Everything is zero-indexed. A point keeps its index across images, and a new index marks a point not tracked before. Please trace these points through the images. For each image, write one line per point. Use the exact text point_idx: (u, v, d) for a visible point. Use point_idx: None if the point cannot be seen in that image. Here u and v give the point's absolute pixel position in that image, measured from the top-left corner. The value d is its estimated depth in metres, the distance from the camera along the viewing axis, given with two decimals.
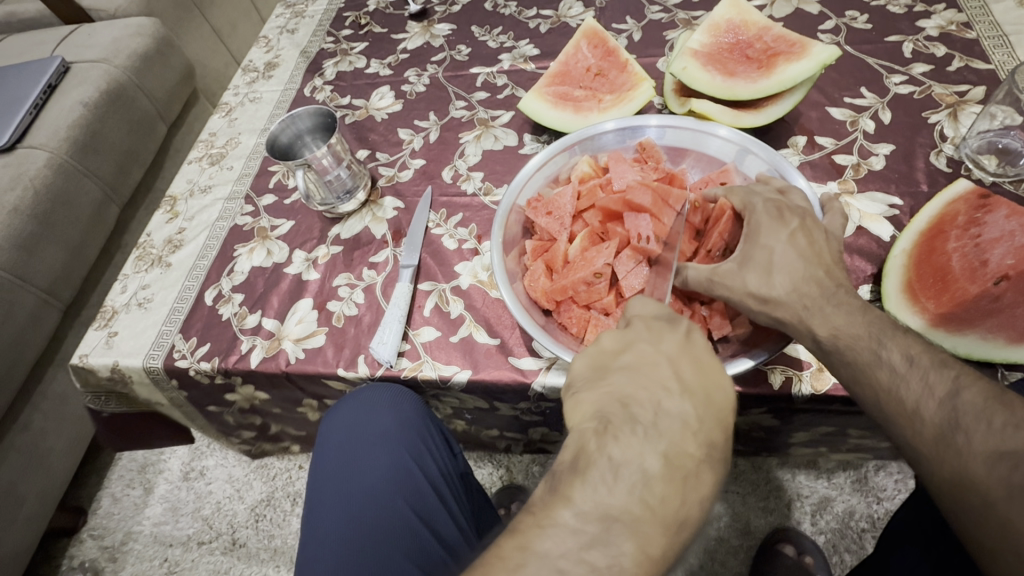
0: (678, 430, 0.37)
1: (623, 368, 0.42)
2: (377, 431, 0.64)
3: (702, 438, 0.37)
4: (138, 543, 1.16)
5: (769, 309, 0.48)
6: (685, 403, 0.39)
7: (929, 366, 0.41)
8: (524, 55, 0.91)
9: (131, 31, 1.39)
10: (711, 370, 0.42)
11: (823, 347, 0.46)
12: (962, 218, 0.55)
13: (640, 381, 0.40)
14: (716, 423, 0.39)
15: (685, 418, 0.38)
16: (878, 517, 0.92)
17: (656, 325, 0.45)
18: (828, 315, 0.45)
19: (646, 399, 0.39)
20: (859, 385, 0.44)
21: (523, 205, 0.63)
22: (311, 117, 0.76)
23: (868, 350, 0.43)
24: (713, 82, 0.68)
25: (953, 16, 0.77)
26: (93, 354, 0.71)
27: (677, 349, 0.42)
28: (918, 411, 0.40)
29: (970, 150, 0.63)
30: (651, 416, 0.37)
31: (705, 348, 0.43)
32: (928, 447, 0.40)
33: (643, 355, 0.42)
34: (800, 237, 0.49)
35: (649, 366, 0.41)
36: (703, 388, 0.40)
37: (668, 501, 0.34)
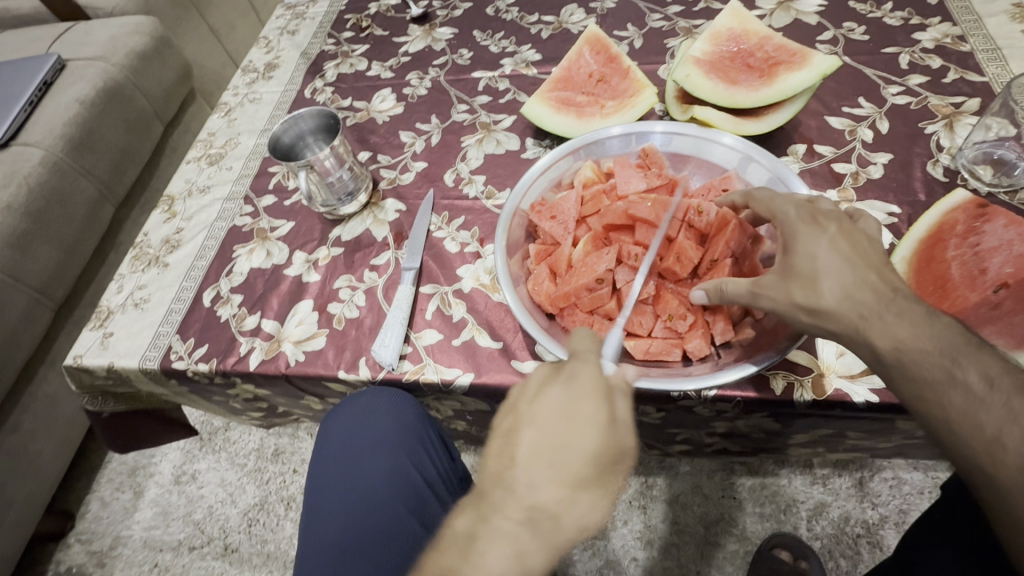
0: (511, 501, 0.40)
1: (499, 429, 0.44)
2: (375, 435, 0.64)
3: (541, 500, 0.39)
4: (127, 548, 1.14)
5: (821, 321, 0.45)
6: (529, 469, 0.40)
7: (1012, 391, 0.39)
8: (526, 61, 0.92)
9: (128, 29, 1.38)
10: (578, 424, 0.41)
11: (884, 360, 0.44)
12: (962, 227, 0.56)
13: (504, 448, 0.42)
14: (566, 484, 0.40)
15: (528, 484, 0.40)
16: (874, 522, 0.93)
17: (541, 375, 0.45)
18: (889, 326, 0.43)
19: (495, 470, 0.41)
20: (925, 406, 0.43)
21: (527, 209, 0.63)
22: (314, 119, 0.76)
23: (942, 369, 0.42)
24: (715, 90, 0.69)
25: (948, 29, 0.78)
26: (88, 355, 0.70)
27: (545, 408, 0.42)
28: (999, 439, 0.39)
29: (966, 160, 0.64)
30: (493, 485, 0.41)
31: (584, 396, 0.42)
32: (1009, 479, 0.38)
33: (516, 415, 0.44)
34: (842, 240, 0.46)
35: (515, 430, 0.42)
36: (559, 449, 0.41)
37: (490, 570, 0.38)
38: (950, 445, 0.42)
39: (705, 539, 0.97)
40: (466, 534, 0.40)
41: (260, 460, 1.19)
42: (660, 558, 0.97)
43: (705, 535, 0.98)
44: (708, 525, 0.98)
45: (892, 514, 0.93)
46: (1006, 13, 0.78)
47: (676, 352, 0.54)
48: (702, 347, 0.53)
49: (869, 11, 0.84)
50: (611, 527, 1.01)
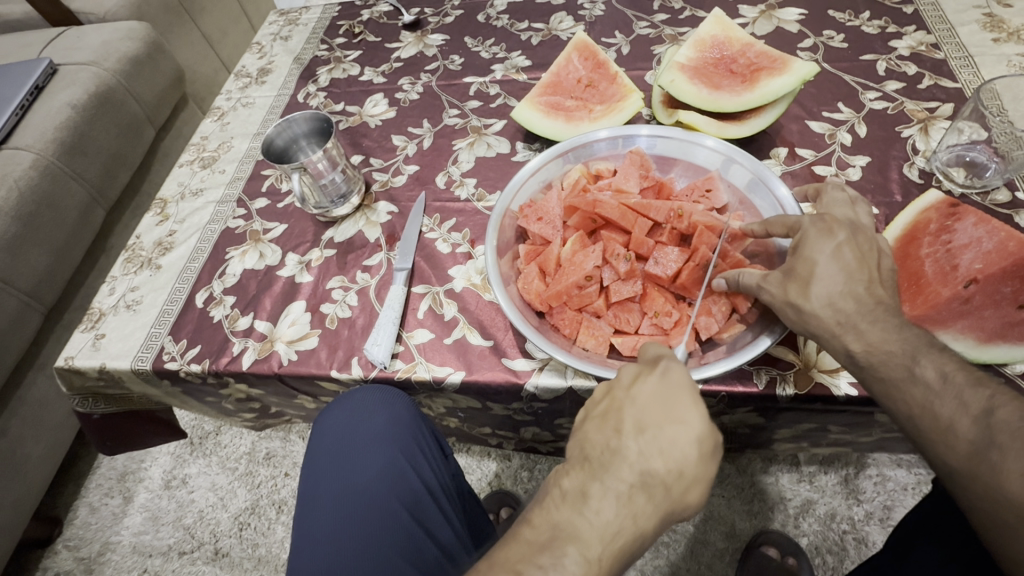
0: (619, 471, 0.41)
1: (596, 411, 0.45)
2: (369, 432, 0.64)
3: (649, 471, 0.41)
4: (116, 554, 1.13)
5: (803, 320, 0.48)
6: (637, 444, 0.41)
7: (965, 384, 0.41)
8: (516, 66, 0.94)
9: (121, 35, 1.39)
10: (678, 410, 0.42)
11: (857, 361, 0.46)
12: (934, 226, 0.59)
13: (606, 427, 0.44)
14: (672, 464, 0.40)
15: (635, 457, 0.41)
16: (859, 519, 0.95)
17: (634, 367, 0.46)
18: (862, 330, 0.46)
19: (601, 446, 0.43)
20: (890, 400, 0.45)
21: (517, 211, 0.65)
22: (307, 122, 0.77)
23: (902, 367, 0.44)
24: (699, 95, 0.71)
25: (923, 37, 0.81)
26: (79, 356, 0.70)
27: (644, 392, 0.43)
28: (952, 428, 0.41)
29: (940, 162, 0.67)
30: (600, 452, 0.42)
31: (682, 385, 0.42)
32: (961, 463, 0.40)
33: (615, 399, 0.45)
34: (847, 250, 0.47)
35: (615, 410, 0.44)
36: (662, 430, 0.41)
37: (603, 520, 0.40)
38: (915, 435, 0.44)
39: (696, 538, 0.98)
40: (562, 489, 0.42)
41: (252, 463, 1.19)
42: (650, 557, 0.98)
43: (695, 533, 0.99)
44: (698, 524, 0.99)
45: (877, 510, 0.95)
46: (978, 22, 0.81)
47: None
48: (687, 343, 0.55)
49: (847, 20, 0.87)
50: None
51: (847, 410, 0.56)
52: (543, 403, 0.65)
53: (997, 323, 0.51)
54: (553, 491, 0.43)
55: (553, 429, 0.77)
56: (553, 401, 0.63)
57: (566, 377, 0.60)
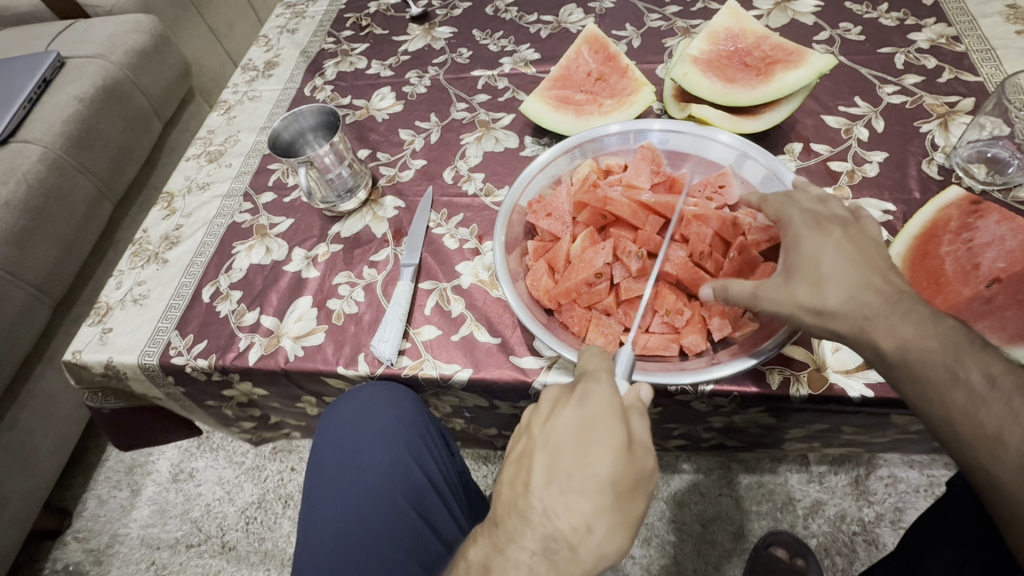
0: (527, 531, 0.40)
1: (514, 454, 0.44)
2: (379, 427, 0.64)
3: (554, 529, 0.39)
4: (124, 546, 1.14)
5: (822, 322, 0.46)
6: (542, 499, 0.40)
7: (1014, 390, 0.38)
8: (525, 60, 0.92)
9: (127, 28, 1.38)
10: (587, 454, 0.41)
11: (889, 360, 0.44)
12: (955, 223, 0.57)
13: (518, 474, 0.42)
14: (581, 514, 0.40)
15: (541, 513, 0.40)
16: (870, 520, 0.94)
17: (552, 398, 0.45)
18: (895, 325, 0.43)
19: (512, 499, 0.42)
20: (928, 403, 0.42)
21: (526, 206, 0.64)
22: (314, 116, 0.76)
23: (944, 367, 0.41)
24: (712, 89, 0.69)
25: (943, 30, 0.79)
26: (87, 350, 0.70)
27: (557, 430, 0.42)
28: (1000, 438, 0.38)
29: (960, 159, 0.65)
30: (507, 512, 0.41)
31: (590, 422, 0.42)
32: (1009, 475, 0.38)
33: (529, 439, 0.44)
34: (848, 245, 0.47)
35: (527, 454, 0.43)
36: (573, 475, 0.40)
37: None
38: (954, 442, 0.41)
39: (703, 538, 0.97)
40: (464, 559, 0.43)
41: (258, 458, 1.19)
42: (657, 557, 0.97)
43: (703, 532, 0.98)
44: (706, 524, 0.98)
45: (888, 512, 0.94)
46: (1000, 14, 0.79)
47: (673, 347, 0.55)
48: (698, 342, 0.54)
49: (865, 12, 0.85)
50: None
51: (864, 411, 0.55)
52: None
53: (1019, 324, 0.49)
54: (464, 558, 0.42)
55: None
56: None
57: (575, 376, 0.59)
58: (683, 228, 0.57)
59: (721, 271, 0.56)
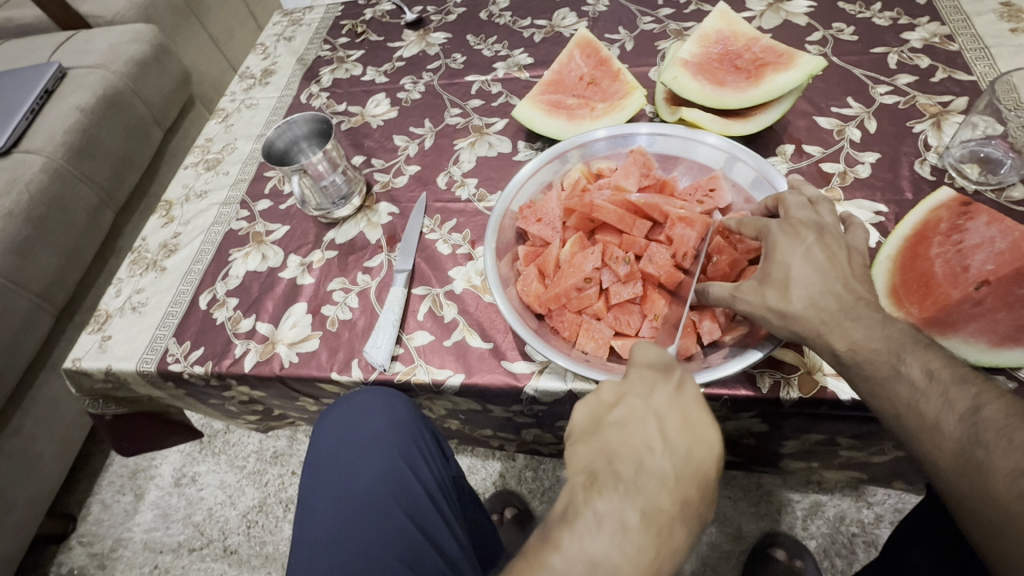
0: (657, 487, 0.40)
1: (611, 419, 0.45)
2: (370, 434, 0.64)
3: (686, 495, 0.40)
4: (128, 550, 1.15)
5: (787, 323, 0.47)
6: (670, 462, 0.41)
7: (950, 381, 0.40)
8: (518, 64, 0.93)
9: (128, 37, 1.40)
10: (698, 427, 0.44)
11: (844, 360, 0.45)
12: (945, 225, 0.57)
13: (631, 437, 0.43)
14: (697, 480, 0.41)
15: (670, 477, 0.40)
16: (869, 522, 0.93)
17: (649, 378, 0.47)
18: (847, 330, 0.45)
19: (632, 455, 0.41)
20: (877, 399, 0.44)
21: (516, 212, 0.64)
22: (307, 124, 0.77)
23: (887, 365, 0.43)
24: (703, 92, 0.69)
25: (936, 29, 0.79)
26: (86, 358, 0.71)
27: (666, 405, 0.45)
28: (937, 426, 0.40)
29: (953, 159, 0.65)
30: (632, 471, 0.40)
31: (693, 403, 0.45)
32: (948, 462, 0.39)
33: (632, 407, 0.45)
34: (817, 251, 0.48)
35: (639, 422, 0.44)
36: (689, 444, 0.43)
37: (640, 546, 0.37)
38: (901, 436, 0.43)
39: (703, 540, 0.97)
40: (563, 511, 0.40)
41: (259, 462, 1.20)
42: None
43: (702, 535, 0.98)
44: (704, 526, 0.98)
45: (888, 513, 0.93)
46: (995, 12, 0.78)
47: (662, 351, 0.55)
48: (689, 346, 0.54)
49: (858, 12, 0.84)
50: None
51: (856, 415, 0.55)
52: (544, 407, 0.64)
53: (1009, 327, 0.49)
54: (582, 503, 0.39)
55: (555, 431, 0.76)
56: (554, 404, 0.62)
57: (566, 380, 0.59)
58: (669, 229, 0.57)
59: (706, 273, 0.57)
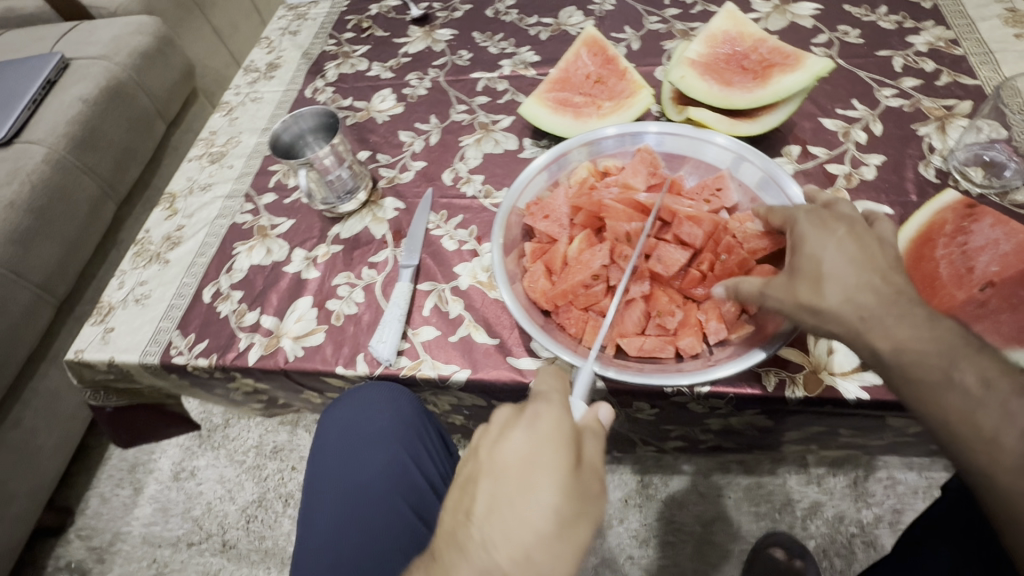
0: (463, 558, 0.38)
1: (458, 479, 0.43)
2: (374, 428, 0.65)
3: (496, 561, 0.38)
4: (126, 544, 1.15)
5: (820, 321, 0.46)
6: (483, 528, 0.39)
7: (1011, 393, 0.39)
8: (524, 62, 0.93)
9: (131, 29, 1.40)
10: (540, 471, 0.40)
11: (887, 361, 0.44)
12: (951, 226, 0.57)
13: (462, 498, 0.41)
14: (518, 543, 0.38)
15: (483, 543, 0.38)
16: (868, 522, 0.94)
17: (503, 419, 0.44)
18: (890, 328, 0.43)
19: (452, 525, 0.40)
20: (925, 406, 0.42)
21: (523, 209, 0.64)
22: (314, 118, 0.77)
23: (939, 371, 0.41)
24: (710, 91, 0.70)
25: (941, 33, 0.79)
26: (89, 350, 0.71)
27: (506, 453, 0.41)
28: (997, 439, 0.38)
29: (958, 162, 0.65)
30: (447, 544, 0.39)
31: (536, 445, 0.41)
32: (1005, 477, 0.38)
33: (474, 463, 0.43)
34: (849, 242, 0.47)
35: (473, 478, 0.42)
36: (513, 500, 0.39)
37: None
38: (948, 444, 0.41)
39: (702, 538, 0.98)
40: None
41: (259, 457, 1.20)
42: (655, 557, 0.98)
43: (700, 533, 0.98)
44: (703, 524, 0.99)
45: (887, 513, 0.94)
46: (999, 17, 0.79)
47: (668, 349, 0.55)
48: (694, 344, 0.54)
49: (864, 15, 0.85)
50: (607, 525, 1.02)
51: (860, 412, 0.55)
52: None
53: (1014, 327, 0.49)
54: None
55: None
56: None
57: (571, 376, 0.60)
58: (676, 228, 0.58)
59: (714, 272, 0.56)
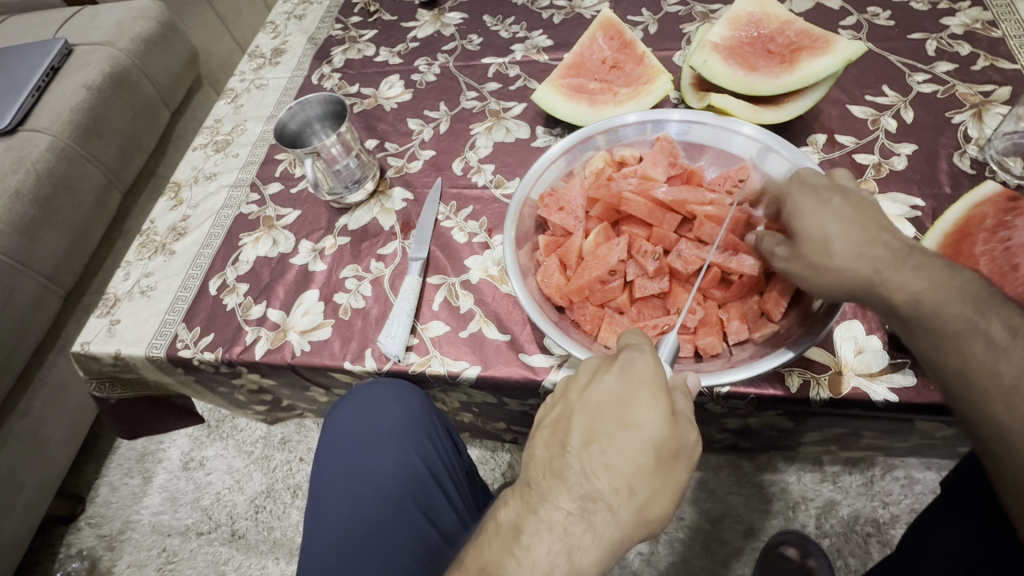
0: (560, 489, 0.39)
1: (547, 420, 0.43)
2: (383, 427, 0.63)
3: (596, 488, 0.39)
4: (136, 532, 1.16)
5: (833, 282, 0.45)
6: (581, 459, 0.39)
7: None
8: (537, 46, 0.90)
9: (135, 14, 1.37)
10: (639, 408, 0.40)
11: (903, 312, 0.44)
12: (991, 221, 0.54)
13: (554, 436, 0.42)
14: (617, 479, 0.39)
15: (579, 476, 0.39)
16: (884, 521, 0.92)
17: (591, 365, 0.44)
18: (906, 278, 0.43)
19: (546, 462, 0.41)
20: (940, 354, 0.43)
21: (537, 200, 0.61)
22: (321, 105, 0.74)
23: (965, 319, 0.42)
24: (734, 77, 0.66)
25: (978, 14, 0.75)
26: (95, 342, 0.70)
27: (598, 395, 0.41)
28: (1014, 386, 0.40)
29: (995, 152, 0.62)
30: (544, 482, 0.40)
31: (637, 385, 0.41)
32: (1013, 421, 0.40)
33: (567, 406, 0.43)
34: (846, 209, 0.46)
35: (565, 419, 0.42)
36: (614, 439, 0.39)
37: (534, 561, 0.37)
38: (962, 392, 0.43)
39: (713, 536, 0.96)
40: (513, 526, 0.39)
41: (267, 448, 1.20)
42: (665, 554, 0.96)
43: (711, 530, 0.97)
44: (714, 520, 0.97)
45: (903, 514, 0.92)
46: None
47: (687, 348, 0.53)
48: (715, 344, 0.52)
49: None
50: None
51: (887, 415, 0.53)
52: None
53: None
54: (524, 519, 0.39)
55: None
56: None
57: None
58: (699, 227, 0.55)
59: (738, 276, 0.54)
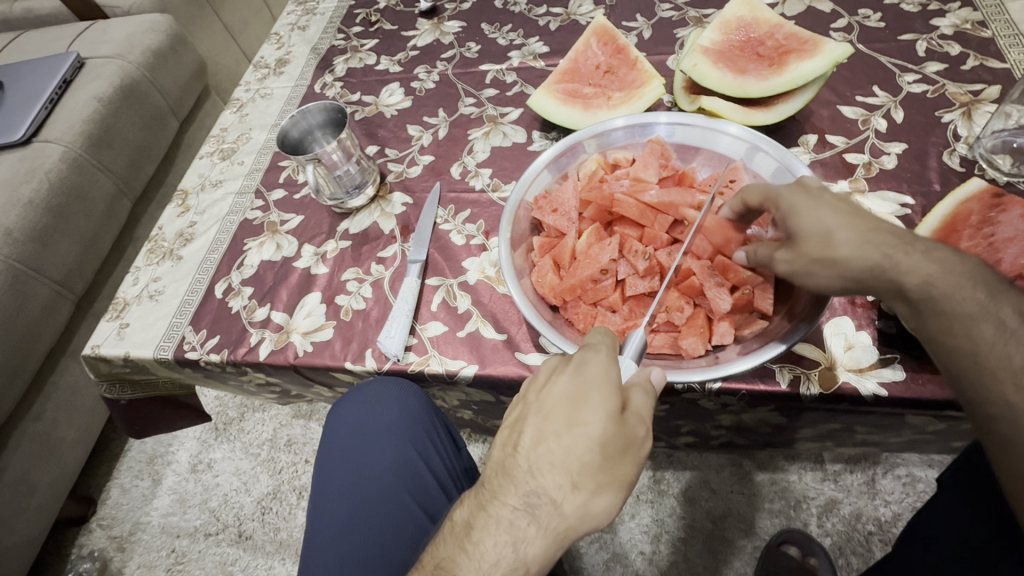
0: (510, 487, 0.41)
1: (507, 420, 0.45)
2: (383, 425, 0.65)
3: (540, 486, 0.40)
4: (146, 534, 1.18)
5: (838, 272, 0.45)
6: (529, 458, 0.41)
7: None
8: (533, 53, 0.91)
9: (144, 27, 1.41)
10: (586, 408, 0.41)
11: (912, 296, 0.44)
12: (976, 217, 0.55)
13: (510, 435, 0.43)
14: (561, 478, 0.40)
15: (525, 474, 0.41)
16: (886, 520, 0.92)
17: (551, 365, 0.45)
18: (917, 262, 0.44)
19: (499, 460, 0.43)
20: (949, 336, 0.43)
21: (532, 202, 0.63)
22: (322, 113, 0.77)
23: (975, 302, 0.42)
24: (724, 80, 0.68)
25: (968, 14, 0.76)
26: (105, 345, 0.72)
27: (553, 395, 0.42)
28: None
29: (984, 149, 0.63)
30: (497, 481, 0.42)
31: (589, 386, 0.42)
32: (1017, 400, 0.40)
33: (525, 405, 0.44)
34: (841, 203, 0.47)
35: (521, 419, 0.43)
36: (562, 438, 0.40)
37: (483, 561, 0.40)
38: (968, 375, 0.43)
39: (714, 535, 0.96)
40: (466, 523, 0.43)
41: (273, 450, 1.22)
42: (667, 554, 0.97)
43: (713, 530, 0.97)
44: (715, 520, 0.98)
45: (906, 512, 0.92)
46: None
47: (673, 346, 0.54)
48: (697, 345, 0.52)
49: None
50: (619, 521, 1.01)
51: (878, 410, 0.53)
52: None
53: None
54: (474, 517, 0.42)
55: None
56: None
57: None
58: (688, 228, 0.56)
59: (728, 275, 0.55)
